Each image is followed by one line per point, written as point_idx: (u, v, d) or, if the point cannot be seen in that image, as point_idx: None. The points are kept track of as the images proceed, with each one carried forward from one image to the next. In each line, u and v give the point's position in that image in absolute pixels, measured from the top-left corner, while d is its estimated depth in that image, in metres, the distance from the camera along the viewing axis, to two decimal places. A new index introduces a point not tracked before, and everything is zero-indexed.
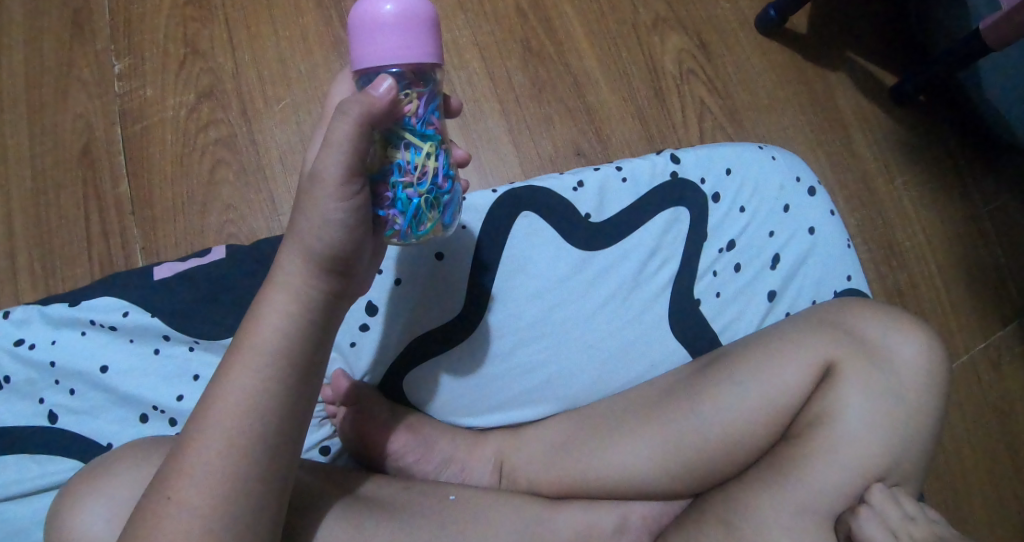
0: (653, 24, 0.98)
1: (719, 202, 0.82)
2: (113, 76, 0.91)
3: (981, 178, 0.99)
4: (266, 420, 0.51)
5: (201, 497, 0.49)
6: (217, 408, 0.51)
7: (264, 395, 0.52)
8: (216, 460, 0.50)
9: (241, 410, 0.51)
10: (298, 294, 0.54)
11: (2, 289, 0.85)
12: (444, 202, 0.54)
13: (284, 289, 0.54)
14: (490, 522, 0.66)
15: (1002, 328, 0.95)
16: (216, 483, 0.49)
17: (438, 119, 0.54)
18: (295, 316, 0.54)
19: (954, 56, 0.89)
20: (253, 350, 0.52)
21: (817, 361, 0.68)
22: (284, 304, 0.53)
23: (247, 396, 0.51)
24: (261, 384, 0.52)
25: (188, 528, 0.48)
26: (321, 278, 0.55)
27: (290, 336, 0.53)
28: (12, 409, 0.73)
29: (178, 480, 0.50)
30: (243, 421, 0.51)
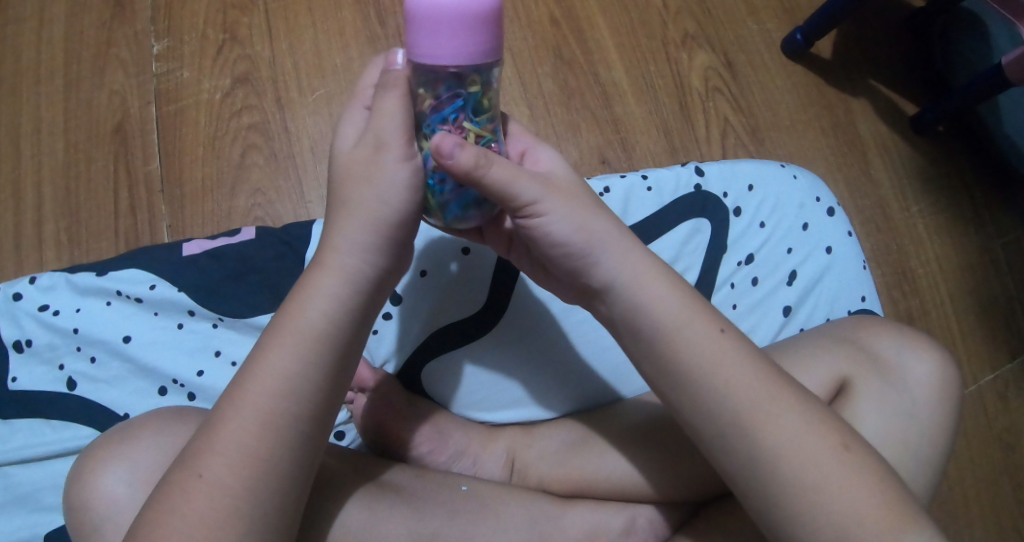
0: (682, 41, 1.00)
1: (740, 216, 0.84)
2: (151, 56, 0.92)
3: (996, 211, 1.01)
4: (301, 402, 0.52)
5: (234, 475, 0.50)
6: (256, 388, 0.52)
7: (302, 378, 0.52)
8: (251, 439, 0.51)
9: (280, 391, 0.52)
10: (347, 272, 0.54)
11: (28, 257, 0.85)
12: (443, 199, 0.54)
13: (330, 270, 0.54)
14: (500, 515, 0.66)
15: (1009, 360, 0.96)
16: (248, 461, 0.50)
17: (461, 120, 0.52)
18: (341, 298, 0.54)
19: (976, 88, 0.91)
20: (298, 334, 0.53)
21: (833, 376, 0.68)
22: (329, 285, 0.54)
23: (285, 379, 0.52)
24: (298, 368, 0.52)
25: (219, 506, 0.49)
26: (374, 253, 0.54)
27: (331, 319, 0.53)
28: (33, 374, 0.74)
29: (210, 457, 0.50)
30: (281, 402, 0.52)
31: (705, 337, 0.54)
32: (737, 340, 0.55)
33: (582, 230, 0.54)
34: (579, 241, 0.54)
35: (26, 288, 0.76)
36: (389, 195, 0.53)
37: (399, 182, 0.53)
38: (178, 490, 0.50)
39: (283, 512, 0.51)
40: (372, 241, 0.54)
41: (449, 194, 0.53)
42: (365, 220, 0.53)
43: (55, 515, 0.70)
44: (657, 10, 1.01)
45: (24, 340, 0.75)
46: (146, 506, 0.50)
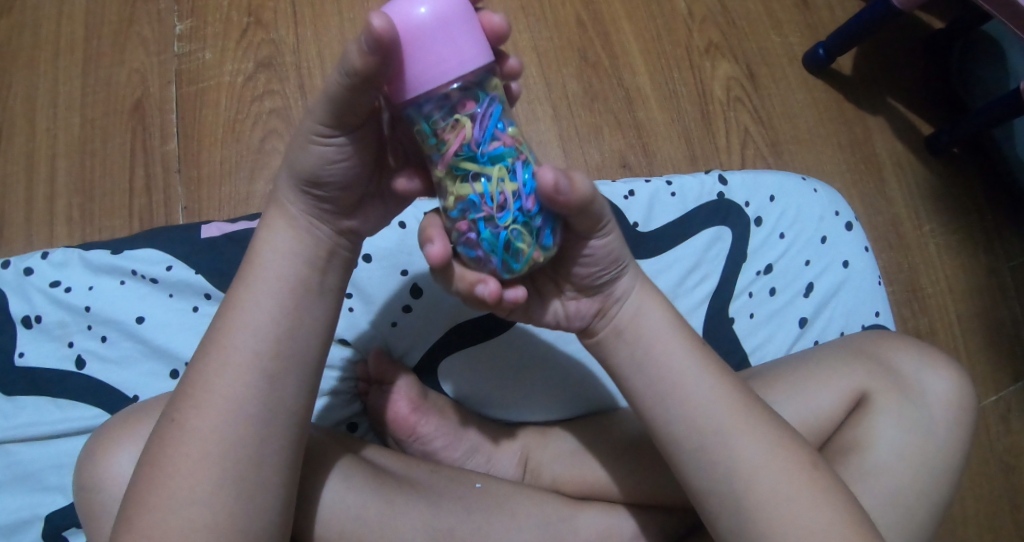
0: (706, 50, 1.01)
1: (761, 226, 0.84)
2: (174, 35, 0.91)
3: (1006, 235, 1.02)
4: (262, 338, 0.51)
5: (202, 421, 0.49)
6: (224, 333, 0.51)
7: (262, 314, 0.51)
8: (218, 382, 0.50)
9: (242, 328, 0.51)
10: (290, 214, 0.52)
11: (38, 231, 0.84)
12: (537, 226, 0.46)
13: (282, 214, 0.52)
14: (513, 514, 0.62)
15: (1013, 383, 0.97)
16: (219, 406, 0.49)
17: (504, 130, 0.45)
18: (290, 240, 0.52)
19: (993, 111, 0.92)
20: (254, 277, 0.52)
21: (851, 388, 0.69)
22: (281, 227, 0.52)
23: (247, 316, 0.51)
24: (259, 304, 0.51)
25: (190, 453, 0.48)
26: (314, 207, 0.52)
27: (282, 265, 0.52)
28: (41, 350, 0.72)
29: (184, 403, 0.50)
30: (242, 340, 0.51)
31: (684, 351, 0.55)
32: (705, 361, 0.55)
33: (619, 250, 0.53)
34: (612, 263, 0.53)
35: (38, 263, 0.75)
36: (305, 156, 0.49)
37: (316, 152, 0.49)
38: (165, 441, 0.49)
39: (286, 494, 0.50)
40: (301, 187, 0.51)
41: (540, 216, 0.46)
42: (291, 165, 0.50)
43: (57, 496, 0.68)
44: (683, 18, 1.01)
45: (33, 315, 0.73)
46: (157, 481, 0.48)
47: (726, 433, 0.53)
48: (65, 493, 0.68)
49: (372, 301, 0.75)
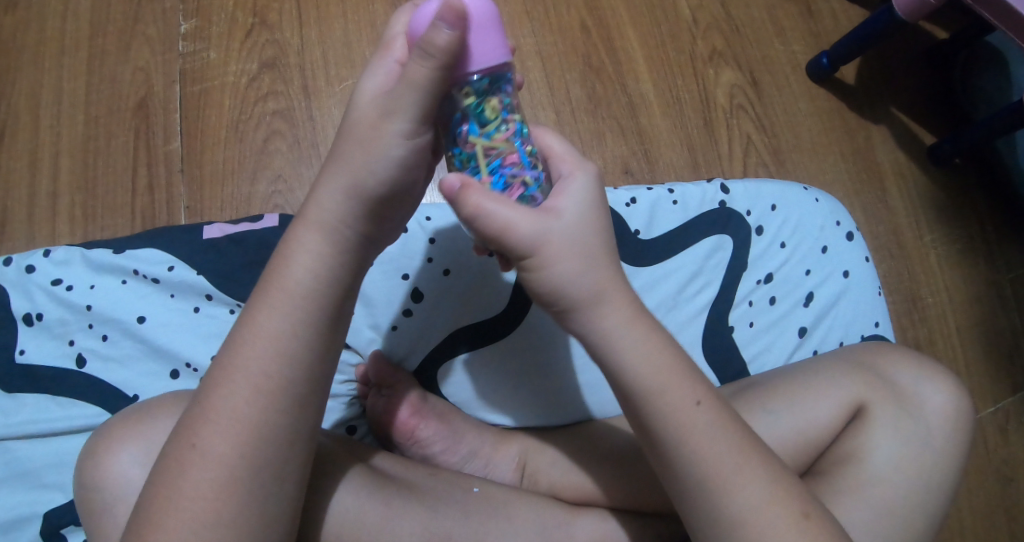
0: (709, 57, 1.01)
1: (762, 235, 0.84)
2: (179, 35, 0.91)
3: (1007, 246, 1.02)
4: (292, 365, 0.51)
5: (223, 441, 0.49)
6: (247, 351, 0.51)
7: (292, 339, 0.51)
8: (242, 406, 0.50)
9: (269, 354, 0.50)
10: (327, 223, 0.52)
11: (40, 228, 0.84)
12: (512, 197, 0.50)
13: (317, 228, 0.52)
14: (511, 519, 0.62)
15: (1011, 394, 0.97)
16: (241, 429, 0.49)
17: (503, 107, 0.49)
18: (325, 259, 0.52)
19: (996, 122, 0.92)
20: (276, 298, 0.52)
21: (849, 400, 0.69)
22: (314, 244, 0.52)
23: (276, 338, 0.51)
24: (292, 330, 0.51)
25: (214, 475, 0.48)
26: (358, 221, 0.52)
27: (312, 281, 0.52)
28: (42, 349, 0.73)
29: (199, 425, 0.50)
30: (270, 365, 0.50)
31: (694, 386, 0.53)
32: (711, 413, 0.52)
33: (578, 290, 0.50)
34: (574, 293, 0.50)
35: (40, 261, 0.75)
36: (383, 165, 0.51)
37: (393, 159, 0.51)
38: (170, 450, 0.49)
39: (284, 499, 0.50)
40: (355, 198, 0.51)
41: (515, 190, 0.49)
42: (356, 178, 0.51)
43: (56, 494, 0.68)
44: (687, 25, 1.02)
45: (34, 313, 0.73)
46: (161, 486, 0.48)
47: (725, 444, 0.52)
48: (64, 491, 0.68)
49: (373, 305, 0.75)
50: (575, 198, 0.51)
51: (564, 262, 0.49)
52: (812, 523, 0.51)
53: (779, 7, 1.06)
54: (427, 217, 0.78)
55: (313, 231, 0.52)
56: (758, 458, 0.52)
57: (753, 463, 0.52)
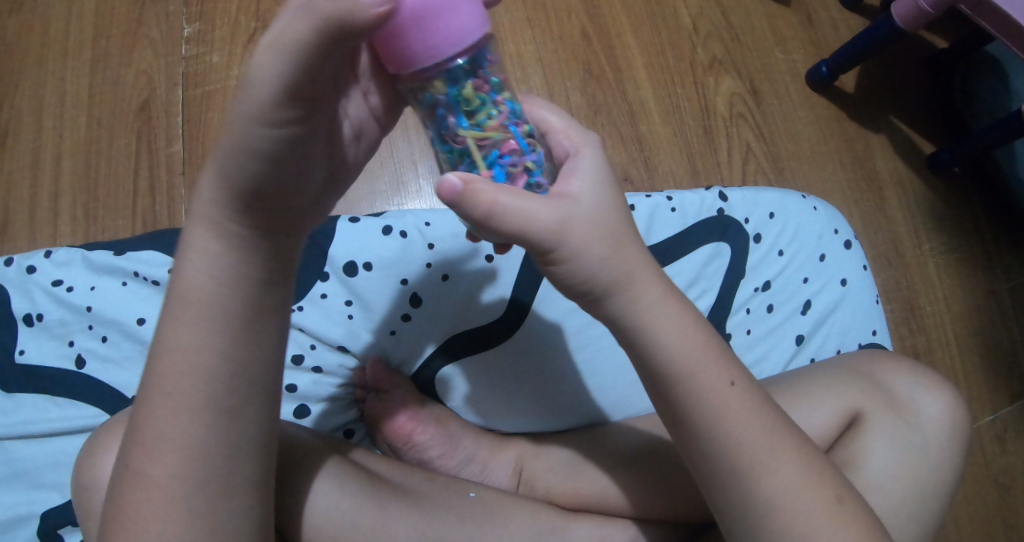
0: (709, 66, 1.02)
1: (760, 243, 0.85)
2: (182, 38, 0.92)
3: (1005, 255, 1.03)
4: (203, 371, 0.48)
5: (160, 468, 0.47)
6: (169, 334, 0.49)
7: (205, 348, 0.48)
8: (167, 430, 0.48)
9: (186, 369, 0.48)
10: (220, 225, 0.47)
11: (41, 229, 0.85)
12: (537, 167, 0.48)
13: (203, 225, 0.47)
14: (508, 524, 0.62)
15: (1010, 403, 0.97)
16: (171, 448, 0.47)
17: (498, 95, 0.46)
18: (220, 258, 0.48)
19: (994, 132, 0.93)
20: (185, 285, 0.48)
21: (845, 407, 0.69)
22: (204, 242, 0.48)
23: (188, 354, 0.48)
24: (205, 335, 0.48)
25: (154, 494, 0.47)
26: (243, 210, 0.46)
27: (222, 271, 0.48)
28: (41, 349, 0.73)
29: (139, 450, 0.48)
30: (188, 380, 0.48)
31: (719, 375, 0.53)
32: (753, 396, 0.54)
33: (609, 275, 0.50)
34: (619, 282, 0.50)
35: (41, 262, 0.75)
36: (258, 139, 0.43)
37: (268, 139, 0.43)
38: (148, 441, 0.48)
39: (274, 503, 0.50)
40: (235, 180, 0.45)
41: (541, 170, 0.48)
42: (227, 158, 0.44)
43: (53, 494, 0.68)
44: (687, 33, 1.02)
45: (35, 314, 0.74)
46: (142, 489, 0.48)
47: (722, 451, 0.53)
48: (61, 491, 0.68)
49: (371, 309, 0.75)
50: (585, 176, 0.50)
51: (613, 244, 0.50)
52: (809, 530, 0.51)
53: (779, 16, 1.06)
54: (426, 222, 0.78)
55: (200, 214, 0.47)
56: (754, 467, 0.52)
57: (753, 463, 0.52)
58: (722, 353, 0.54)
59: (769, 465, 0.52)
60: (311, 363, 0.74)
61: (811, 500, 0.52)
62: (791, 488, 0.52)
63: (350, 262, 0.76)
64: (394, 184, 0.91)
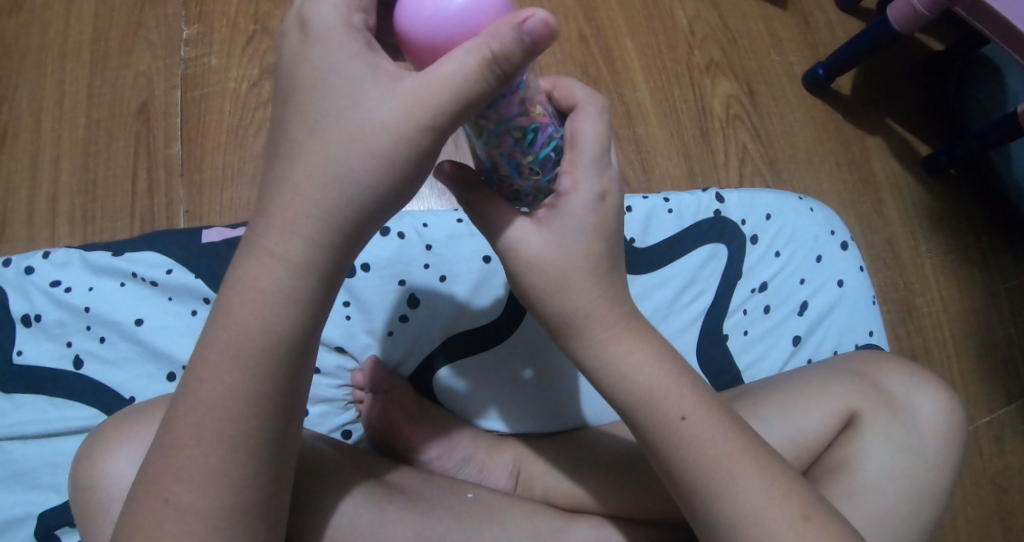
0: (706, 68, 1.02)
1: (756, 244, 0.85)
2: (181, 40, 0.92)
3: (1002, 256, 1.03)
4: (251, 403, 0.46)
5: (192, 494, 0.45)
6: (213, 376, 0.46)
7: (254, 380, 0.46)
8: (210, 460, 0.45)
9: (224, 400, 0.46)
10: (284, 255, 0.44)
11: (40, 231, 0.85)
12: None
13: (269, 253, 0.45)
14: (506, 524, 0.62)
15: (1007, 403, 0.97)
16: (203, 476, 0.45)
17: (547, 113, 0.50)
18: (280, 289, 0.45)
19: (990, 134, 0.93)
20: (238, 331, 0.46)
21: (841, 408, 0.69)
22: (269, 270, 0.45)
23: (235, 385, 0.46)
24: (255, 371, 0.46)
25: (187, 521, 0.45)
26: (323, 245, 0.45)
27: (281, 318, 0.45)
28: (39, 349, 0.73)
29: (164, 479, 0.45)
30: (232, 415, 0.46)
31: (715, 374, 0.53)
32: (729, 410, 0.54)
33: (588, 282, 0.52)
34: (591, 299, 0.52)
35: (39, 262, 0.75)
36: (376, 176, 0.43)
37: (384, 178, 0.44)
38: (182, 466, 0.45)
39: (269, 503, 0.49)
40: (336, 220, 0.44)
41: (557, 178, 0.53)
42: (332, 195, 0.44)
43: (51, 495, 0.68)
44: (684, 36, 1.03)
45: (33, 314, 0.74)
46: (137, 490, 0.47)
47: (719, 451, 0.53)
48: (59, 492, 0.68)
49: (369, 310, 0.76)
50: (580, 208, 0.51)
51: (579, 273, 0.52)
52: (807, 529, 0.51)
53: (776, 19, 1.07)
54: (423, 224, 0.79)
55: (272, 254, 0.45)
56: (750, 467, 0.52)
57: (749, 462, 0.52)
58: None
59: (763, 467, 0.52)
60: None
61: (807, 500, 0.52)
62: (788, 489, 0.52)
63: None
64: None
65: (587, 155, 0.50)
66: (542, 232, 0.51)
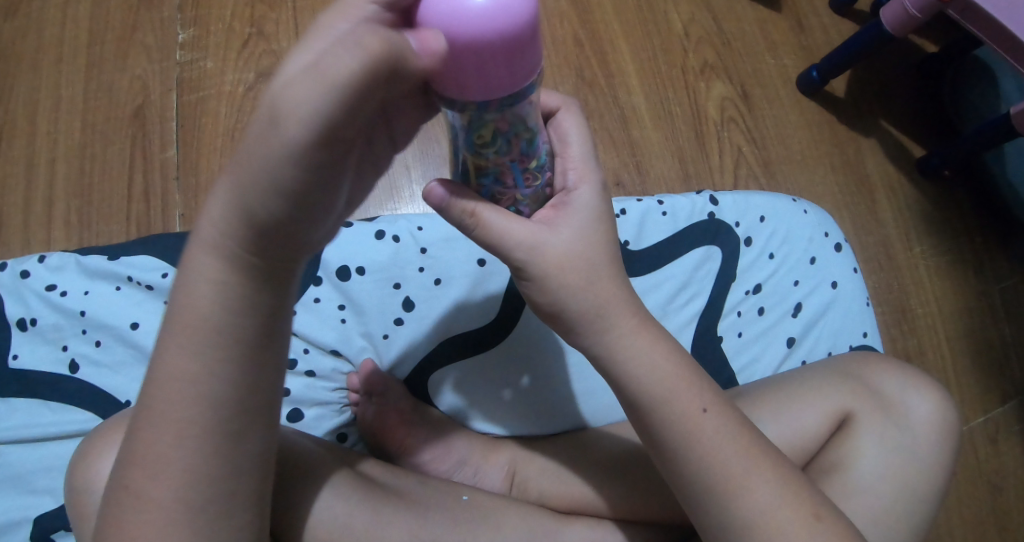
0: (700, 71, 1.02)
1: (750, 246, 0.85)
2: (176, 44, 0.93)
3: (996, 257, 1.03)
4: (198, 395, 0.46)
5: (161, 490, 0.46)
6: (169, 359, 0.46)
7: (199, 373, 0.46)
8: (167, 452, 0.46)
9: (178, 395, 0.46)
10: (221, 245, 0.44)
11: (36, 234, 0.85)
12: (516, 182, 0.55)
13: (207, 248, 0.45)
14: (501, 526, 0.62)
15: (1002, 404, 0.97)
16: (170, 474, 0.46)
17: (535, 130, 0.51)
18: (218, 282, 0.45)
19: (983, 136, 0.94)
20: (186, 315, 0.46)
21: (834, 409, 0.70)
22: (208, 265, 0.45)
23: (184, 379, 0.46)
24: (200, 362, 0.46)
25: (155, 517, 0.46)
26: (244, 233, 0.43)
27: (229, 299, 0.46)
28: (35, 353, 0.73)
29: (135, 473, 0.47)
30: (182, 407, 0.46)
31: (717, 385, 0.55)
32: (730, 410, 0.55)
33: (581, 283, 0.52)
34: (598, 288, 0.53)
35: (34, 267, 0.76)
36: (277, 169, 0.38)
37: (292, 174, 0.39)
38: (153, 462, 0.46)
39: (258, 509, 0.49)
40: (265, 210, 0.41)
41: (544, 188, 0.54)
42: (242, 183, 0.40)
43: (46, 499, 0.68)
44: (679, 38, 1.03)
45: (28, 319, 0.74)
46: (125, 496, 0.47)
47: (712, 452, 0.53)
48: (55, 495, 0.69)
49: (364, 314, 0.76)
50: (584, 200, 0.54)
51: (601, 260, 0.54)
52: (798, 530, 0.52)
53: (770, 21, 1.07)
54: (418, 227, 0.79)
55: (207, 242, 0.44)
56: (743, 467, 0.53)
57: (740, 463, 0.53)
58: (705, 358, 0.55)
59: (755, 469, 0.53)
60: (304, 367, 0.74)
61: (798, 501, 0.52)
62: (780, 491, 0.52)
63: (342, 266, 0.76)
64: (387, 189, 0.92)
65: (580, 148, 0.55)
66: (562, 226, 0.53)
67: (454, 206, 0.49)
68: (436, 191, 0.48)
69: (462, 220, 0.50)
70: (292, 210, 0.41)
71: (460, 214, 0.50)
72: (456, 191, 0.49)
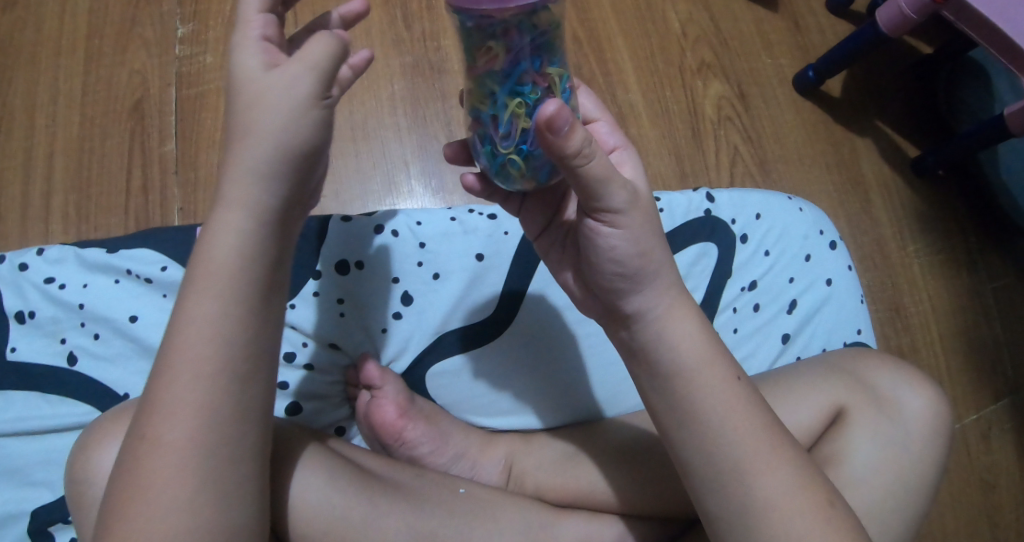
0: (698, 70, 1.03)
1: (747, 242, 0.86)
2: (175, 38, 0.93)
3: (990, 256, 1.04)
4: (222, 351, 0.48)
5: (161, 480, 0.46)
6: (189, 307, 0.48)
7: (225, 324, 0.48)
8: (176, 440, 0.47)
9: (193, 373, 0.47)
10: (255, 202, 0.49)
11: (34, 228, 0.85)
12: None
13: (233, 203, 0.49)
14: (498, 520, 0.62)
15: (993, 402, 0.98)
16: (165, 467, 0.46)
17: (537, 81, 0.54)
18: (249, 235, 0.49)
19: (976, 138, 0.95)
20: (208, 265, 0.49)
21: (829, 404, 0.70)
22: (239, 221, 0.49)
23: (208, 326, 0.48)
24: (222, 311, 0.48)
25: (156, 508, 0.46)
26: (279, 186, 0.49)
27: (248, 246, 0.49)
28: (33, 345, 0.73)
29: (134, 466, 0.47)
30: (194, 387, 0.47)
31: (717, 381, 0.56)
32: (729, 403, 0.55)
33: None
34: (630, 264, 0.55)
35: (33, 259, 0.76)
36: (300, 126, 0.48)
37: (299, 123, 0.48)
38: (151, 455, 0.47)
39: (251, 501, 0.49)
40: (284, 165, 0.49)
41: None
42: (272, 150, 0.48)
43: (44, 491, 0.68)
44: (677, 37, 1.04)
45: (26, 311, 0.74)
46: (125, 488, 0.46)
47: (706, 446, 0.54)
48: (52, 488, 0.69)
49: (362, 307, 0.76)
50: (631, 165, 0.58)
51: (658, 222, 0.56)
52: (790, 524, 0.53)
53: (767, 21, 1.08)
54: (416, 222, 0.79)
55: (235, 199, 0.49)
56: (738, 465, 0.54)
57: (730, 455, 0.54)
58: (699, 355, 0.56)
59: (748, 466, 0.54)
60: (301, 361, 0.74)
61: (792, 499, 0.53)
62: (773, 489, 0.53)
63: (341, 260, 0.76)
64: (386, 185, 0.92)
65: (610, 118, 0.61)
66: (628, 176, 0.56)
67: (576, 133, 0.46)
68: (563, 115, 0.45)
69: (581, 150, 0.47)
70: (300, 161, 0.49)
71: (580, 142, 0.47)
72: (573, 121, 0.47)
